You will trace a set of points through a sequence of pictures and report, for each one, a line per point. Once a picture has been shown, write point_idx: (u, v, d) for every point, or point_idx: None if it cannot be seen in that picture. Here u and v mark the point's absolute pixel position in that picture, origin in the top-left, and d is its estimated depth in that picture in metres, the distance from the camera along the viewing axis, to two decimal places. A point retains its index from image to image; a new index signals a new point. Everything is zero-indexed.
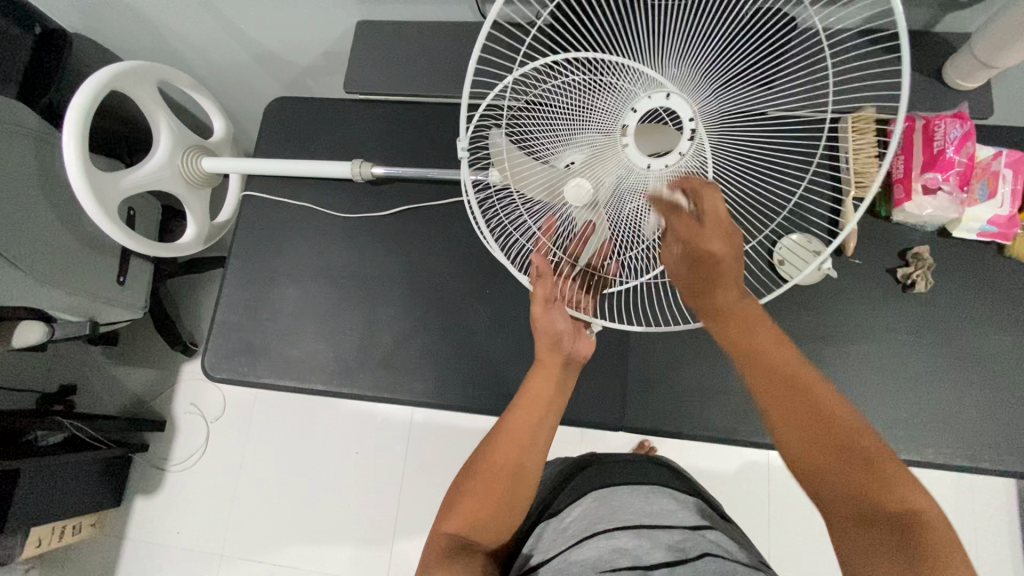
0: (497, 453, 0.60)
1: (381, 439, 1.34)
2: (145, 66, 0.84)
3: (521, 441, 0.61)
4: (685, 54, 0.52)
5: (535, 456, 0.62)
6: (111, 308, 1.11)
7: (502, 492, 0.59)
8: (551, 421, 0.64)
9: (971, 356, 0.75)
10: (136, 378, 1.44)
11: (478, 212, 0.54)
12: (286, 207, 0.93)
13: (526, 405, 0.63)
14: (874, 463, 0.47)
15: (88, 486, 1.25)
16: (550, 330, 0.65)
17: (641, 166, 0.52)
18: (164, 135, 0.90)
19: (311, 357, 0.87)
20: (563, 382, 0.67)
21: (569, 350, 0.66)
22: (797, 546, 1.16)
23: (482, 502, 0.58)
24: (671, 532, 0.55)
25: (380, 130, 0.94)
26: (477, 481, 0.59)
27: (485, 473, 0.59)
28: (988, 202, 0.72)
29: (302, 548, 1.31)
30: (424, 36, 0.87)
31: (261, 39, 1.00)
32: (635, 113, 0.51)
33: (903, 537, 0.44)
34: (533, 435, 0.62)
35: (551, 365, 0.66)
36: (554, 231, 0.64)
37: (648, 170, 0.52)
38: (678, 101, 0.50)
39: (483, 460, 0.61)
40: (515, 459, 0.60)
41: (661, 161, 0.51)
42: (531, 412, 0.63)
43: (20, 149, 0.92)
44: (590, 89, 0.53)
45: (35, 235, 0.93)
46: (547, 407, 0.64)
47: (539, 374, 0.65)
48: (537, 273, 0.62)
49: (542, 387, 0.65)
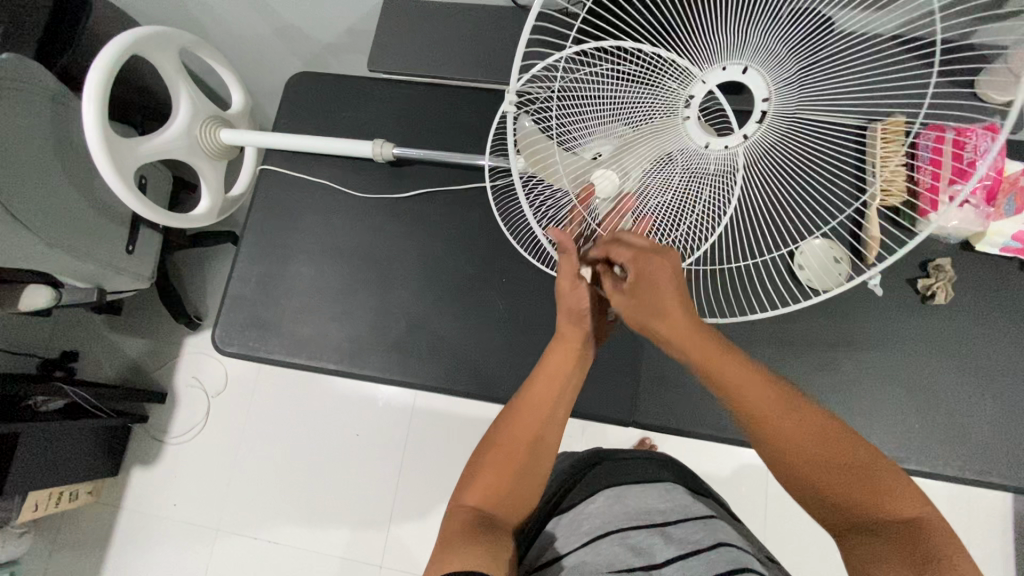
0: (517, 427, 0.61)
1: (383, 422, 1.34)
2: (166, 32, 0.82)
3: (542, 412, 0.62)
4: (769, 31, 0.49)
5: (554, 428, 0.62)
6: (119, 277, 1.10)
7: (521, 464, 0.59)
8: (569, 396, 0.64)
9: (988, 370, 0.75)
10: (138, 348, 1.43)
11: (521, 193, 0.54)
12: (303, 183, 0.92)
13: (547, 375, 0.63)
14: (863, 469, 0.49)
15: (86, 453, 1.25)
16: (573, 305, 0.62)
17: (699, 144, 0.52)
18: (184, 105, 0.89)
19: (323, 335, 0.86)
20: (584, 357, 0.66)
21: (590, 327, 0.64)
22: (790, 551, 1.16)
23: (504, 473, 0.59)
24: (684, 528, 0.55)
25: (401, 110, 0.93)
26: (497, 454, 0.60)
27: (508, 443, 0.60)
28: (1014, 217, 0.71)
29: (298, 528, 1.31)
30: (451, 18, 0.86)
31: (283, 11, 0.99)
32: (703, 86, 0.51)
33: (905, 540, 0.45)
34: (554, 407, 0.62)
35: (571, 339, 0.64)
36: (588, 205, 0.63)
37: (706, 148, 0.52)
38: (754, 78, 0.50)
39: (502, 435, 0.61)
40: (534, 429, 0.61)
41: (722, 143, 0.52)
42: (552, 386, 0.63)
43: (35, 108, 0.91)
44: (655, 79, 0.52)
45: (47, 199, 0.92)
46: (567, 383, 0.64)
47: (558, 347, 0.64)
48: (562, 249, 0.59)
49: (561, 363, 0.63)
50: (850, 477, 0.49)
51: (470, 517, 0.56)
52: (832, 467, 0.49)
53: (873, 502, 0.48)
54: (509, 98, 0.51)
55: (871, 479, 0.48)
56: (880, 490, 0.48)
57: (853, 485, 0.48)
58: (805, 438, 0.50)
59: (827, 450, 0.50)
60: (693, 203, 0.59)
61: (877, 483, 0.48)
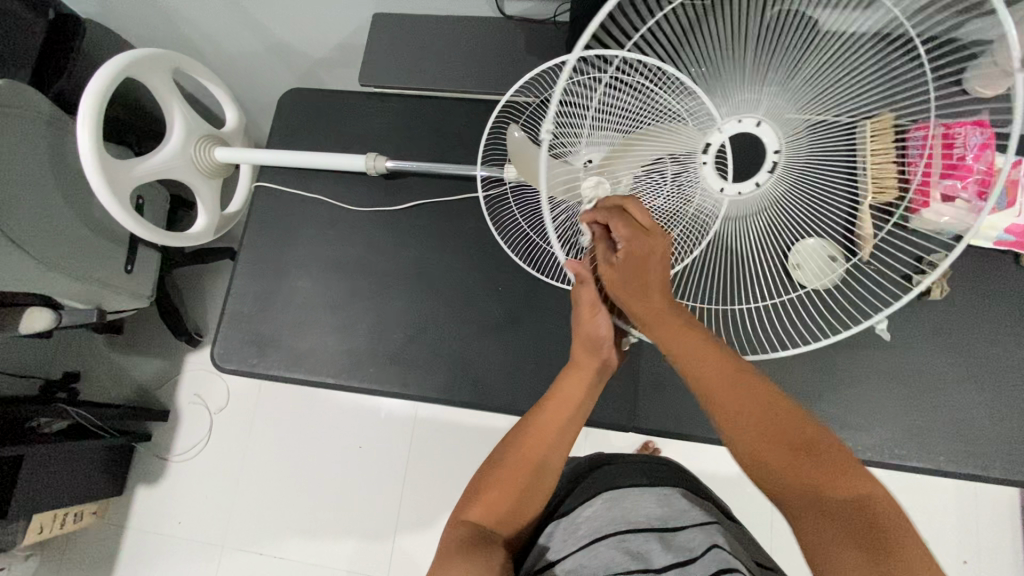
0: (526, 448, 0.61)
1: (385, 434, 1.34)
2: (160, 54, 0.83)
3: (550, 437, 0.61)
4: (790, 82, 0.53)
5: (561, 452, 0.62)
6: (120, 295, 1.11)
7: (525, 486, 0.59)
8: (578, 421, 0.63)
9: (985, 363, 0.75)
10: (139, 366, 1.43)
11: (546, 213, 0.49)
12: (298, 198, 0.93)
13: (556, 400, 0.63)
14: (808, 445, 0.47)
15: (89, 474, 1.25)
16: (592, 331, 0.61)
17: (716, 189, 0.56)
18: (178, 125, 0.89)
19: (321, 349, 0.86)
20: (596, 384, 0.65)
21: (605, 356, 0.63)
22: (800, 550, 1.15)
23: (507, 492, 0.59)
24: (683, 533, 0.55)
25: (392, 122, 0.93)
26: (507, 470, 0.60)
27: (514, 464, 0.60)
28: (1007, 210, 0.71)
29: (304, 540, 1.31)
30: (441, 30, 0.87)
31: (275, 29, 1.00)
32: (721, 134, 0.54)
33: (857, 520, 0.43)
34: (562, 431, 0.62)
35: (588, 367, 0.63)
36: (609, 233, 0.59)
37: (720, 192, 0.56)
38: (765, 130, 0.55)
39: (507, 455, 0.61)
40: (538, 454, 0.60)
41: (735, 186, 0.55)
42: (561, 411, 0.62)
43: (30, 133, 0.92)
44: (653, 92, 0.56)
45: (43, 220, 0.92)
46: (577, 408, 0.63)
47: (574, 374, 0.63)
48: (579, 279, 0.58)
49: (573, 387, 0.63)
50: (797, 455, 0.47)
51: (470, 530, 0.55)
52: (775, 441, 0.48)
53: (825, 479, 0.45)
54: (549, 120, 0.48)
55: (815, 454, 0.46)
56: (831, 468, 0.46)
57: (812, 467, 0.46)
58: (755, 413, 0.49)
59: (785, 426, 0.48)
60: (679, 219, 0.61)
61: (823, 458, 0.46)
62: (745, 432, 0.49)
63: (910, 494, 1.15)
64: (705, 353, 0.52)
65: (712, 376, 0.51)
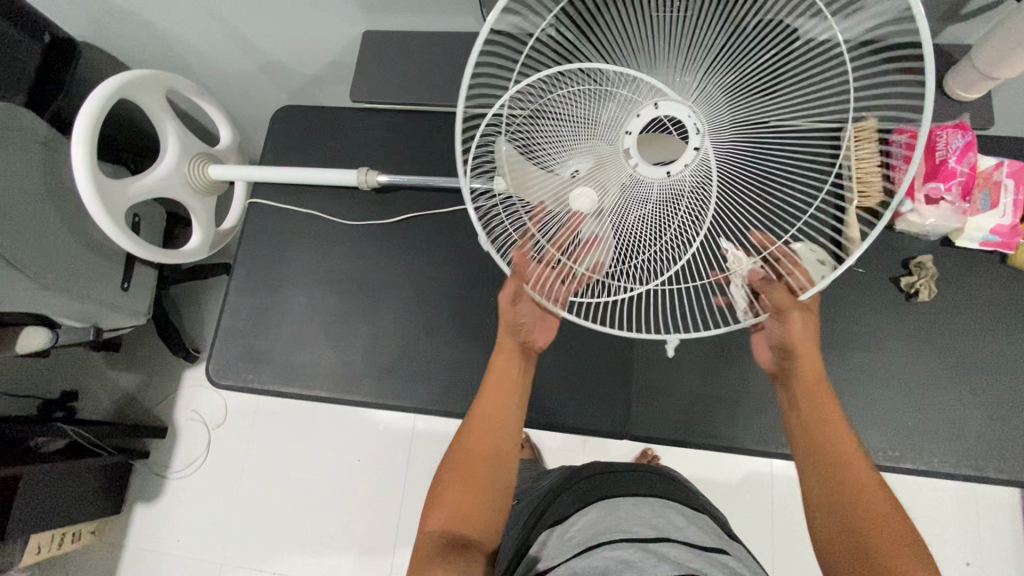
0: (478, 443, 0.63)
1: (384, 448, 1.34)
2: (154, 76, 0.85)
3: (497, 425, 0.65)
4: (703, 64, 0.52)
5: (508, 439, 0.65)
6: (116, 314, 1.12)
7: (482, 480, 0.61)
8: (520, 404, 0.67)
9: (976, 364, 0.75)
10: (137, 383, 1.43)
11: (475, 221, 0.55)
12: (291, 213, 0.94)
13: (493, 390, 0.66)
14: (875, 508, 0.54)
15: (87, 493, 1.24)
16: (511, 318, 0.68)
17: (662, 175, 0.53)
18: (172, 144, 0.90)
19: (315, 363, 0.87)
20: (527, 368, 0.70)
21: (526, 339, 0.69)
22: (802, 556, 1.15)
23: (467, 492, 0.60)
24: (678, 549, 0.53)
25: (383, 137, 0.95)
26: (457, 473, 0.61)
27: (468, 460, 0.62)
28: (990, 211, 0.73)
29: (303, 557, 1.30)
30: (429, 46, 0.88)
31: (267, 47, 1.01)
32: (638, 119, 0.52)
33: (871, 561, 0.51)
34: (507, 419, 0.65)
35: (511, 352, 0.69)
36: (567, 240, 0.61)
37: (668, 176, 0.53)
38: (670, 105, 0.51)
39: (459, 452, 0.63)
40: (490, 445, 0.63)
41: (680, 163, 0.53)
42: (499, 399, 0.66)
43: (27, 155, 0.93)
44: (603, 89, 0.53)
45: (40, 240, 0.93)
46: (516, 393, 0.67)
47: (502, 362, 0.69)
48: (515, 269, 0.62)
49: (505, 373, 0.68)
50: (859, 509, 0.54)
51: (437, 542, 0.58)
52: (844, 486, 0.56)
53: (873, 538, 0.52)
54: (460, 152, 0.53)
55: (875, 516, 0.53)
56: (888, 536, 0.52)
57: (861, 518, 0.53)
58: (834, 458, 0.58)
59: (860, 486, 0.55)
60: (675, 214, 0.56)
61: (883, 525, 0.52)
62: (813, 465, 0.58)
63: (913, 495, 1.14)
64: (822, 406, 0.60)
65: (820, 423, 0.60)
